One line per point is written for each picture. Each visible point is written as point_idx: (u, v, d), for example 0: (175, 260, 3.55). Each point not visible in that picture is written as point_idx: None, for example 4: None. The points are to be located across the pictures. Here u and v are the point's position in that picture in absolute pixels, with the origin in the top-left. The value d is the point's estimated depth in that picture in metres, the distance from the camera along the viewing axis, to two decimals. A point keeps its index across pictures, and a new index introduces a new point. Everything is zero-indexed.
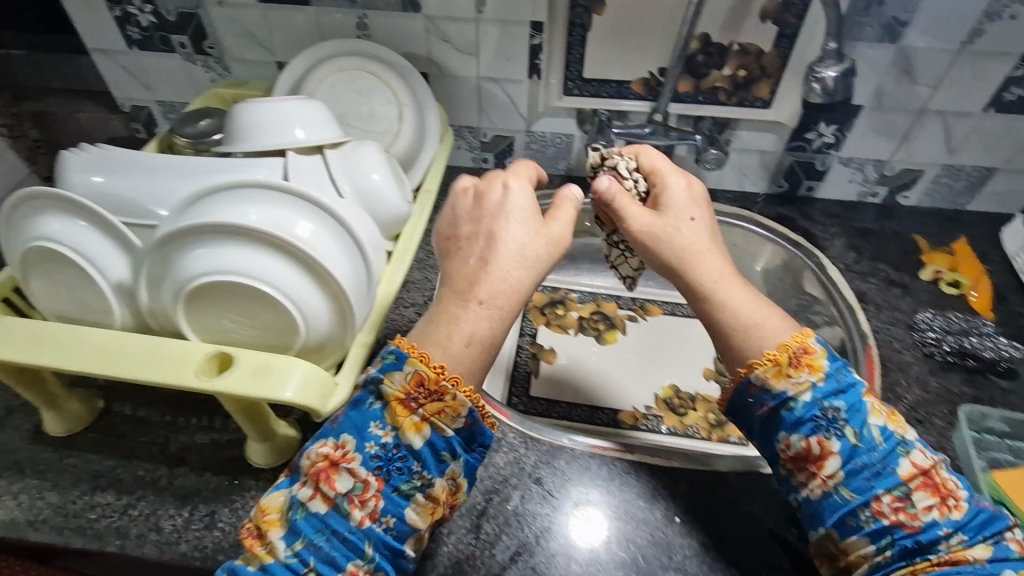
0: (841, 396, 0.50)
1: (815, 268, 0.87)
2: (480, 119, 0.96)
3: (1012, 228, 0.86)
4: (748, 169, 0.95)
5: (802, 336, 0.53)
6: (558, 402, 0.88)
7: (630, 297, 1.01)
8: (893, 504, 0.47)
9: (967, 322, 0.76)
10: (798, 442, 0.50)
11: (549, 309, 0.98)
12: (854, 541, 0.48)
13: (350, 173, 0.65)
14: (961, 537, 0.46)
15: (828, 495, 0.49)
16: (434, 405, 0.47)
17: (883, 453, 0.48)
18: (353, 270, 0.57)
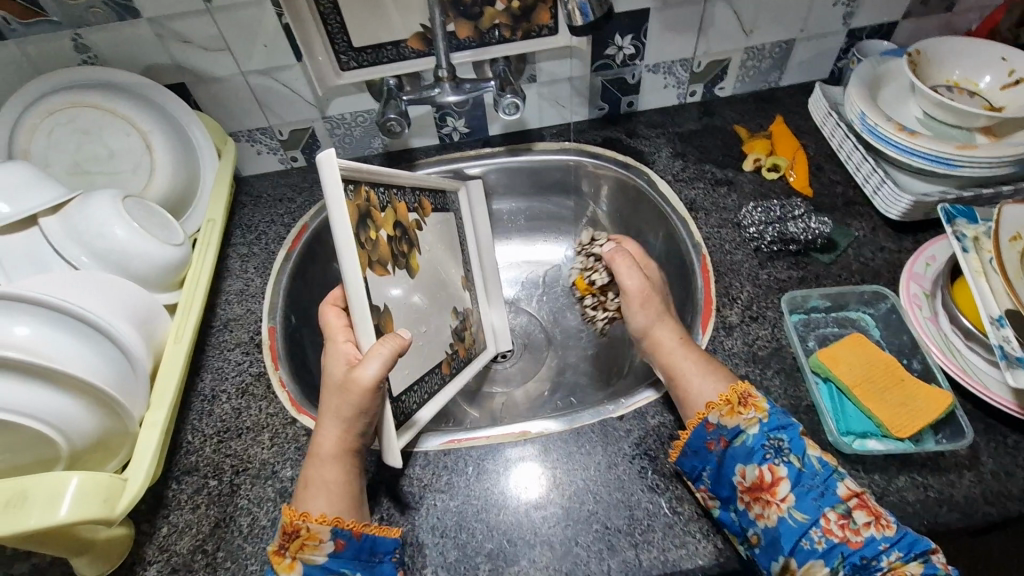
0: (781, 425, 0.53)
1: (646, 186, 0.86)
2: (267, 117, 0.85)
3: (816, 98, 0.87)
4: (563, 99, 0.91)
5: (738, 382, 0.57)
6: (408, 388, 0.63)
7: (407, 187, 0.71)
8: (839, 520, 0.48)
9: (781, 208, 0.75)
10: (750, 471, 0.52)
11: (363, 233, 0.58)
12: (811, 566, 0.48)
13: (80, 237, 0.56)
14: (899, 553, 0.47)
15: (781, 520, 0.49)
16: (295, 543, 0.51)
17: (818, 471, 0.51)
18: (101, 353, 0.50)
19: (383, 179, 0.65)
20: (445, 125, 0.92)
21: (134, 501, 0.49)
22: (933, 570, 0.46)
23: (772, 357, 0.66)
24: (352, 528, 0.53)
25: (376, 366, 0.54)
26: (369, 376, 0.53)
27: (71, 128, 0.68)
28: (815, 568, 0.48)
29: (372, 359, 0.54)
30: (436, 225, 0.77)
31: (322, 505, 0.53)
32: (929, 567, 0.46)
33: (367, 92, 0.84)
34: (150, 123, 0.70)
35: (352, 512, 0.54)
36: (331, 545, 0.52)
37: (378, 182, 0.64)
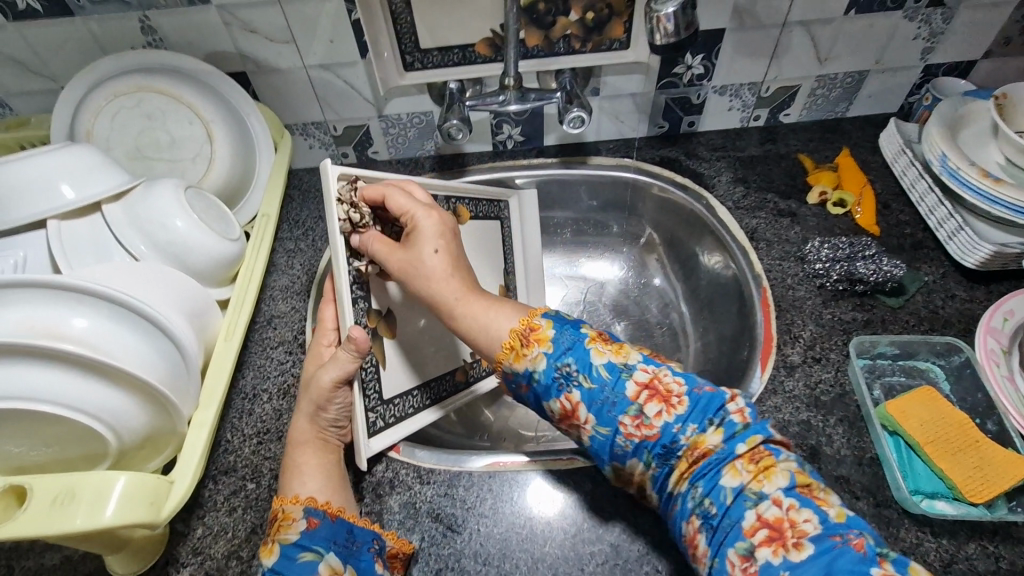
0: (568, 350, 0.53)
1: (704, 211, 0.84)
2: (324, 112, 0.83)
3: (889, 133, 0.84)
4: (624, 114, 0.89)
5: (529, 316, 0.56)
6: (405, 391, 0.64)
7: (444, 195, 0.72)
8: (633, 422, 0.50)
9: (851, 246, 0.73)
10: (555, 406, 0.53)
11: (375, 239, 0.61)
12: (630, 463, 0.51)
13: (142, 226, 0.55)
14: (695, 427, 0.49)
15: (592, 438, 0.52)
16: (273, 528, 0.49)
17: (608, 378, 0.52)
18: (158, 350, 0.49)
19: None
20: (500, 132, 0.90)
21: (178, 506, 0.48)
22: (731, 428, 0.49)
23: (835, 403, 0.63)
24: (326, 508, 0.51)
25: (332, 371, 0.54)
26: (327, 379, 0.54)
27: (135, 111, 0.67)
28: (637, 467, 0.52)
29: (331, 364, 0.54)
30: (476, 233, 0.78)
31: (310, 489, 0.52)
32: (727, 428, 0.49)
33: (426, 93, 0.82)
34: (213, 112, 0.69)
35: (329, 494, 0.53)
36: (306, 524, 0.49)
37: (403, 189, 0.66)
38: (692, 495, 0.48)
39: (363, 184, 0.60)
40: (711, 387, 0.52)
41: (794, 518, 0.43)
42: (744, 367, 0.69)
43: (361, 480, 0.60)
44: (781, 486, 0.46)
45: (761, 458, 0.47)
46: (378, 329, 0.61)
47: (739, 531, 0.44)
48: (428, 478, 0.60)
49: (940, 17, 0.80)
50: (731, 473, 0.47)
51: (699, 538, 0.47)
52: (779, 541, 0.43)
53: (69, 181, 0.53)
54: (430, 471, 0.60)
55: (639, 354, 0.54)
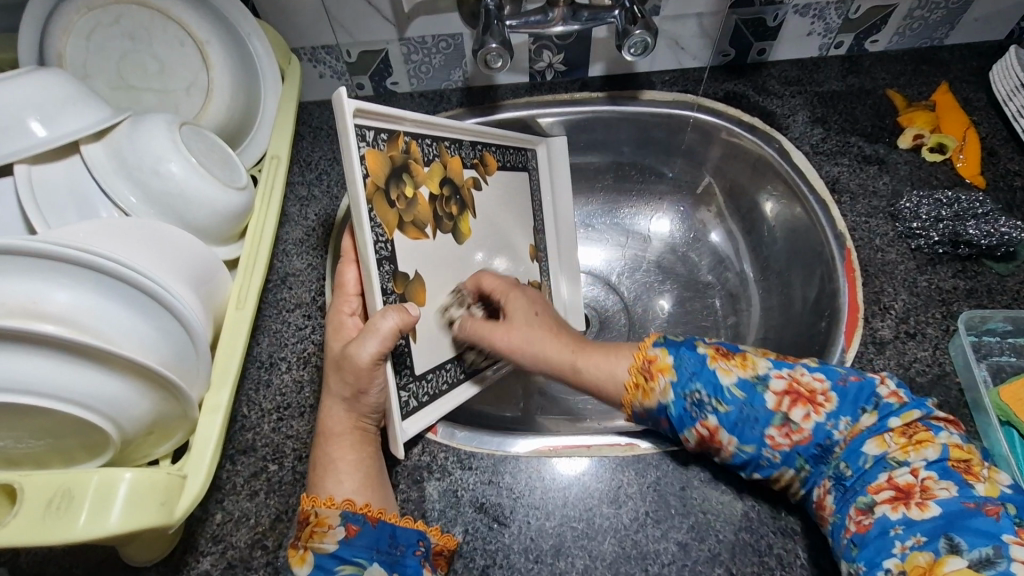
0: (692, 376, 0.50)
1: (776, 155, 0.72)
2: (336, 33, 0.71)
3: (1003, 64, 0.72)
4: (685, 39, 0.76)
5: (642, 349, 0.53)
6: (439, 364, 0.57)
7: (468, 141, 0.62)
8: (781, 432, 0.47)
9: (958, 202, 0.63)
10: (690, 435, 0.50)
11: (395, 190, 0.51)
12: (779, 473, 0.48)
13: (130, 172, 0.46)
14: (847, 420, 0.47)
15: (738, 454, 0.48)
16: (305, 532, 0.46)
17: (743, 397, 0.49)
18: (158, 327, 0.41)
19: (434, 131, 0.57)
20: (540, 60, 0.77)
21: (192, 507, 0.42)
22: (885, 409, 0.47)
23: (932, 387, 0.55)
24: (365, 512, 0.46)
25: (374, 345, 0.47)
26: (367, 356, 0.47)
27: (115, 30, 0.55)
28: (785, 475, 0.48)
29: (368, 336, 0.47)
30: (504, 185, 0.69)
31: (345, 489, 0.47)
32: (883, 410, 0.47)
33: (456, 11, 0.70)
34: (207, 31, 0.58)
35: (368, 494, 0.48)
36: (342, 532, 0.46)
37: (425, 133, 0.55)
38: (832, 460, 0.47)
39: (379, 124, 0.49)
40: (857, 376, 0.49)
41: (928, 485, 0.42)
42: (823, 339, 0.61)
43: (395, 463, 0.54)
44: (929, 458, 0.43)
45: (914, 432, 0.45)
46: (406, 295, 0.52)
47: (866, 489, 0.44)
48: (468, 463, 0.53)
49: None
50: (875, 442, 0.45)
51: (828, 497, 0.46)
52: (903, 499, 0.42)
53: (37, 116, 0.43)
54: (471, 454, 0.53)
55: (766, 359, 0.51)
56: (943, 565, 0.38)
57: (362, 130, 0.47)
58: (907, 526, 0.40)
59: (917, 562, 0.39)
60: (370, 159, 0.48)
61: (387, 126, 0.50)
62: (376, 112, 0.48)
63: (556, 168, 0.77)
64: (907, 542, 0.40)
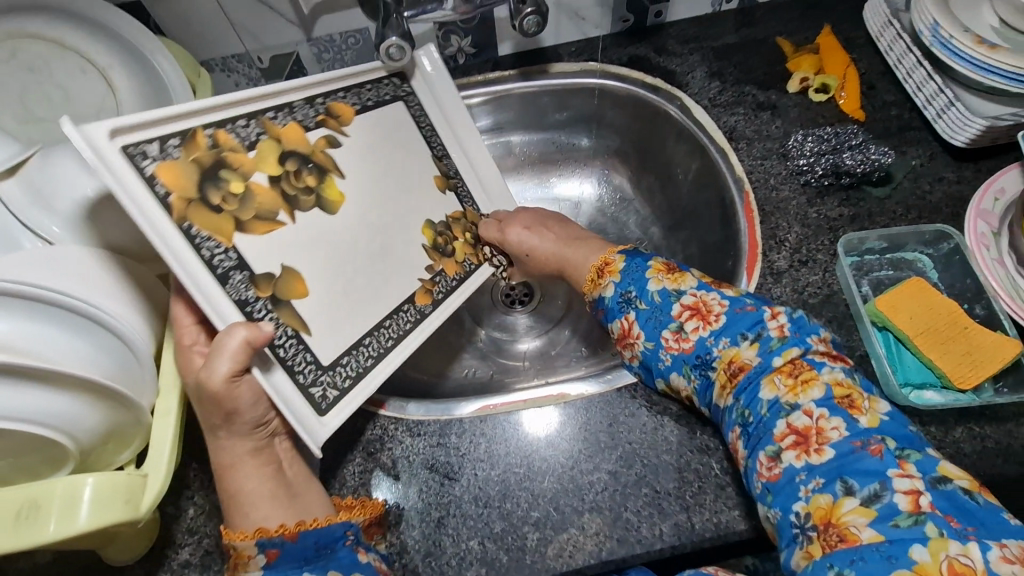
0: (631, 282, 0.58)
1: (679, 112, 0.77)
2: (243, 41, 0.73)
3: (874, 3, 0.77)
4: (583, 10, 0.80)
5: (607, 253, 0.62)
6: (357, 343, 0.55)
7: (304, 98, 0.55)
8: (672, 336, 0.55)
9: (836, 137, 0.70)
10: (615, 327, 0.58)
11: (215, 195, 0.46)
12: (674, 379, 0.55)
13: (50, 204, 0.48)
14: (728, 341, 0.52)
15: (641, 353, 0.56)
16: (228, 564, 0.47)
17: (659, 304, 0.56)
18: (98, 342, 0.44)
19: (241, 108, 0.50)
20: (448, 45, 0.79)
21: (158, 498, 0.45)
22: (766, 346, 0.50)
23: (823, 306, 0.61)
24: (281, 533, 0.47)
25: (224, 360, 0.44)
26: (220, 376, 0.44)
27: (14, 65, 0.57)
28: (681, 384, 0.54)
29: (215, 357, 0.44)
30: (370, 129, 0.61)
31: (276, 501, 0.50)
32: (763, 342, 0.50)
33: (357, 6, 0.72)
34: (109, 57, 0.59)
35: (281, 514, 0.48)
36: (264, 557, 0.47)
37: (231, 114, 0.49)
38: (734, 407, 0.50)
39: (159, 132, 0.44)
40: (753, 306, 0.53)
41: (822, 426, 0.45)
42: (731, 277, 0.67)
43: (350, 441, 0.58)
44: (816, 398, 0.46)
45: (800, 371, 0.48)
46: (276, 296, 0.50)
47: (770, 436, 0.46)
48: (417, 431, 0.58)
49: None
50: (768, 386, 0.48)
51: (738, 443, 0.49)
52: (803, 446, 0.45)
53: None
54: (419, 422, 0.58)
55: (695, 279, 0.56)
56: (840, 508, 0.41)
57: (137, 147, 0.42)
58: (810, 471, 0.44)
59: (819, 503, 0.42)
60: (164, 176, 0.43)
61: (174, 129, 0.45)
62: (144, 124, 0.43)
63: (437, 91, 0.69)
64: (809, 485, 0.43)
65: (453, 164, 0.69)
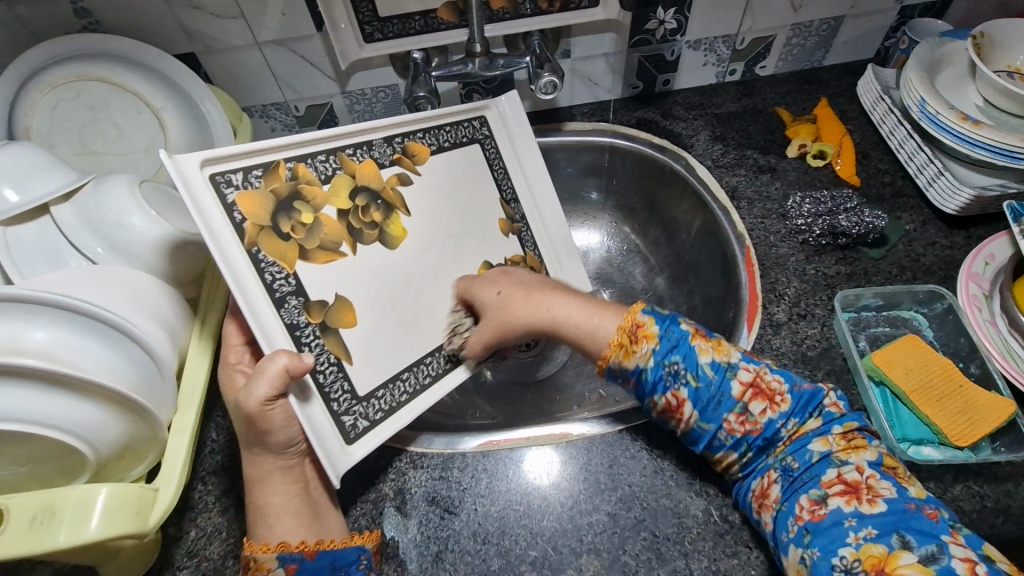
0: (674, 347, 0.51)
1: (684, 171, 0.82)
2: (282, 91, 0.80)
3: (865, 81, 0.83)
4: (597, 76, 0.86)
5: (631, 313, 0.53)
6: (392, 377, 0.56)
7: (382, 137, 0.60)
8: (738, 418, 0.49)
9: (832, 200, 0.74)
10: (659, 400, 0.51)
11: (286, 222, 0.50)
12: (722, 453, 0.50)
13: (97, 227, 0.52)
14: (796, 420, 0.49)
15: (692, 429, 0.51)
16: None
17: (714, 378, 0.49)
18: (133, 361, 0.47)
19: (326, 144, 0.54)
20: (470, 102, 0.86)
21: (164, 515, 0.47)
22: (829, 415, 0.49)
23: (821, 358, 0.63)
24: (302, 550, 0.48)
25: (264, 388, 0.45)
26: (257, 399, 0.45)
27: (76, 104, 0.62)
28: (729, 458, 0.50)
29: (255, 380, 0.45)
30: (441, 168, 0.65)
31: (280, 531, 0.49)
32: (826, 417, 0.49)
33: (390, 65, 0.79)
34: (163, 99, 0.65)
35: (302, 531, 0.49)
36: (282, 571, 0.48)
37: (315, 151, 0.54)
38: (778, 457, 0.48)
39: (247, 164, 0.48)
40: (811, 384, 0.50)
41: (873, 483, 0.44)
42: (731, 327, 0.68)
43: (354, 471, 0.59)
44: (867, 459, 0.46)
45: (852, 437, 0.47)
46: (325, 322, 0.52)
47: (817, 481, 0.45)
48: (420, 463, 0.59)
49: None
50: (820, 441, 0.47)
51: (772, 487, 0.48)
52: (853, 494, 0.44)
53: (10, 184, 0.49)
54: (422, 454, 0.59)
55: (740, 350, 0.51)
56: (897, 558, 0.40)
57: (223, 176, 0.46)
58: (861, 519, 0.42)
59: (871, 552, 0.41)
60: (243, 204, 0.47)
61: (258, 161, 0.49)
62: (232, 156, 0.47)
63: (512, 131, 0.72)
64: (860, 533, 0.42)
65: (519, 211, 0.72)
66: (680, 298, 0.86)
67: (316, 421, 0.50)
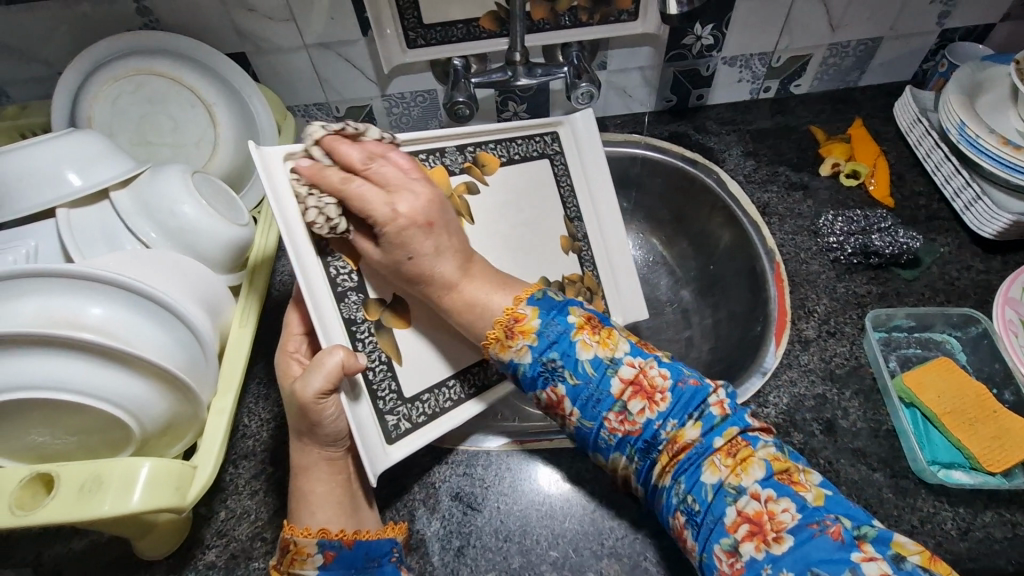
0: (552, 343, 0.49)
1: (715, 185, 0.82)
2: (326, 93, 0.82)
3: (903, 102, 0.83)
4: (631, 88, 0.87)
5: (514, 304, 0.51)
6: (438, 383, 0.59)
7: (457, 145, 0.64)
8: (618, 417, 0.48)
9: (866, 219, 0.73)
10: (541, 394, 0.51)
11: None
12: (613, 458, 0.50)
13: (151, 213, 0.54)
14: (674, 422, 0.47)
15: (581, 428, 0.50)
16: (287, 558, 0.50)
17: (593, 376, 0.48)
18: (184, 346, 0.49)
19: (407, 146, 0.59)
20: (506, 109, 0.87)
21: (202, 493, 0.48)
22: (709, 420, 0.47)
23: (849, 377, 0.63)
24: (341, 538, 0.51)
25: (319, 380, 0.48)
26: (311, 391, 0.48)
27: (137, 97, 0.65)
28: (621, 462, 0.49)
29: (313, 373, 0.48)
30: (512, 180, 0.67)
31: (320, 519, 0.51)
32: (706, 420, 0.47)
33: (430, 71, 0.81)
34: (216, 95, 0.67)
35: (342, 520, 0.52)
36: (321, 559, 0.51)
37: (396, 152, 0.58)
38: (676, 491, 0.46)
39: None
40: (695, 379, 0.49)
41: (772, 510, 0.42)
42: (758, 341, 0.68)
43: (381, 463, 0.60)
44: (758, 478, 0.44)
45: (737, 449, 0.45)
46: (381, 320, 0.55)
47: (722, 526, 0.43)
48: (445, 459, 0.60)
49: None
50: (710, 469, 0.45)
51: (687, 532, 0.45)
52: (760, 535, 0.41)
53: (75, 169, 0.52)
54: (449, 451, 0.60)
55: (625, 342, 0.50)
56: None
57: None
58: (775, 564, 0.40)
59: None
60: None
61: None
62: (313, 150, 0.51)
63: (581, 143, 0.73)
64: None
65: (582, 228, 0.72)
66: (705, 311, 0.85)
67: (363, 419, 0.53)
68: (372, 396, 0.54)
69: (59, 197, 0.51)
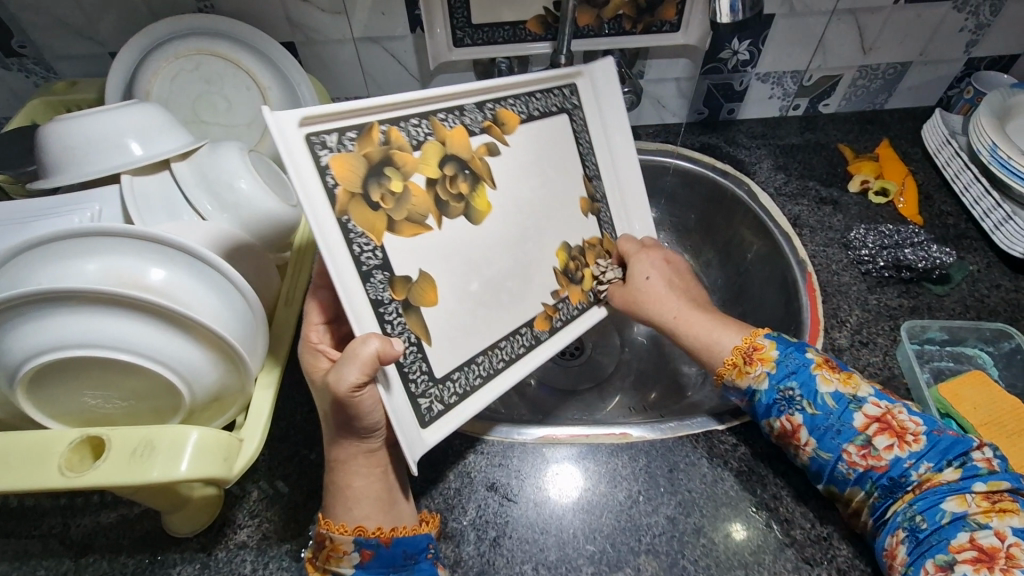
0: (791, 373, 0.55)
1: (746, 196, 0.83)
2: (368, 87, 0.84)
3: (932, 124, 0.85)
4: (665, 98, 0.89)
5: (752, 335, 0.58)
6: (469, 360, 0.57)
7: (472, 104, 0.60)
8: (859, 451, 0.51)
9: (897, 234, 0.75)
10: (775, 423, 0.55)
11: (377, 189, 0.50)
12: (850, 491, 0.51)
13: (211, 186, 0.54)
14: (929, 465, 0.48)
15: (813, 459, 0.53)
16: (324, 553, 0.50)
17: (833, 407, 0.52)
18: (239, 319, 0.49)
19: (418, 108, 0.55)
20: None
21: (245, 469, 0.48)
22: (970, 469, 0.48)
23: (884, 386, 0.63)
24: (378, 536, 0.51)
25: (354, 372, 0.45)
26: (346, 383, 0.46)
27: (194, 75, 0.66)
28: (856, 497, 0.51)
29: (347, 363, 0.45)
30: (532, 141, 0.65)
31: (355, 515, 0.51)
32: (968, 469, 0.48)
33: (471, 70, 0.82)
34: (269, 78, 0.69)
35: (379, 517, 0.51)
36: (357, 556, 0.51)
37: (407, 114, 0.54)
38: (903, 512, 0.48)
39: (341, 125, 0.49)
40: (955, 432, 0.50)
41: (1013, 551, 0.43)
42: None
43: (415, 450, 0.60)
44: (1013, 525, 0.44)
45: (999, 499, 0.46)
46: (410, 299, 0.52)
47: (945, 545, 0.45)
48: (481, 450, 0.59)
49: (988, 10, 0.79)
50: (956, 501, 0.47)
51: (899, 547, 0.47)
52: (986, 562, 0.43)
53: (139, 138, 0.53)
54: (484, 442, 0.60)
55: (869, 386, 0.53)
56: None
57: (318, 137, 0.47)
58: None
59: None
60: (336, 168, 0.47)
61: (352, 123, 0.50)
62: (328, 116, 0.47)
63: (602, 98, 0.73)
64: None
65: (601, 189, 0.72)
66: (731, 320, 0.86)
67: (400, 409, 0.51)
68: (404, 383, 0.51)
69: (122, 163, 0.51)
